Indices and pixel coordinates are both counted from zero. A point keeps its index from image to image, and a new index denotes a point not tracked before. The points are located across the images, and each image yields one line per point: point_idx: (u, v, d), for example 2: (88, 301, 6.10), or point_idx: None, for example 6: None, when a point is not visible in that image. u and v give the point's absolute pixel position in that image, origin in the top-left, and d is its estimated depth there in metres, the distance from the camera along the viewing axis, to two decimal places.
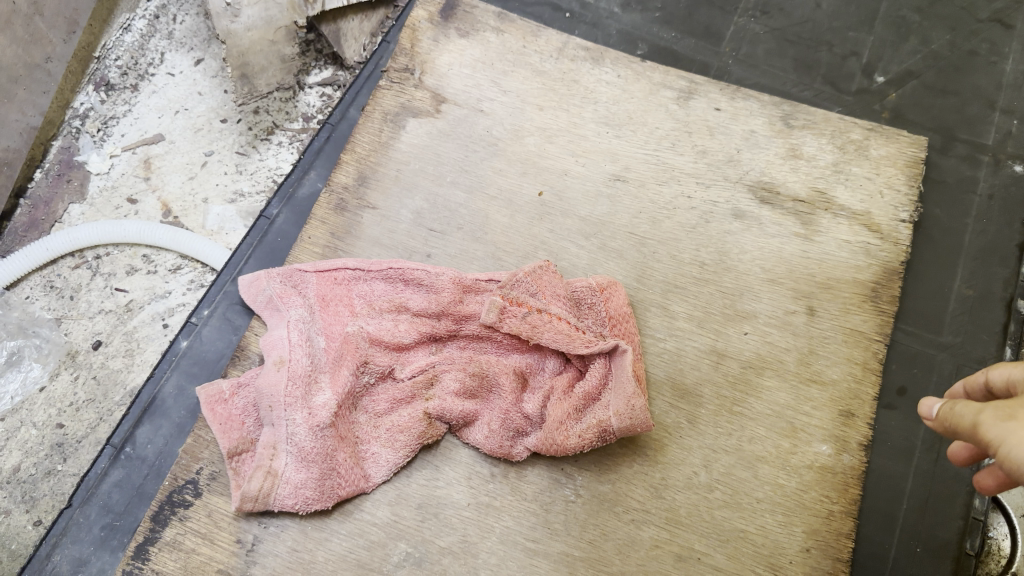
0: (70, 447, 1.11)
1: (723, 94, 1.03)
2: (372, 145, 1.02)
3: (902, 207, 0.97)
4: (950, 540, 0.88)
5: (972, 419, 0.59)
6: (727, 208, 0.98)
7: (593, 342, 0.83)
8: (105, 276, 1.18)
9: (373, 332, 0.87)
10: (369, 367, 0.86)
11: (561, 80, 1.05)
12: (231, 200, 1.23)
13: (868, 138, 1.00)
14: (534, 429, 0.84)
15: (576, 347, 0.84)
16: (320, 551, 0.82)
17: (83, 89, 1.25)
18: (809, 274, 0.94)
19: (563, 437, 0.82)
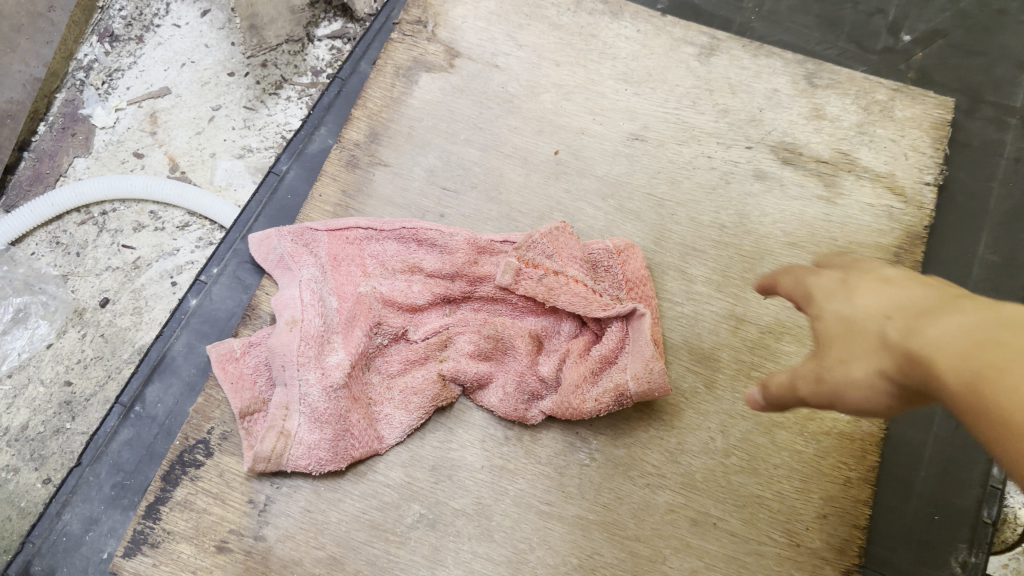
0: (78, 405, 1.10)
1: (745, 51, 1.01)
2: (384, 101, 0.99)
3: (926, 169, 0.95)
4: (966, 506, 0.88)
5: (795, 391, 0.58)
6: (748, 168, 0.96)
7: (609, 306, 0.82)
8: (112, 232, 1.16)
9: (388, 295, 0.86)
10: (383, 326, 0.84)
11: (579, 34, 1.02)
12: (239, 155, 1.20)
13: (893, 98, 0.98)
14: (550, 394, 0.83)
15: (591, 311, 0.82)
16: (333, 512, 0.81)
17: (88, 40, 1.23)
18: (831, 238, 0.93)
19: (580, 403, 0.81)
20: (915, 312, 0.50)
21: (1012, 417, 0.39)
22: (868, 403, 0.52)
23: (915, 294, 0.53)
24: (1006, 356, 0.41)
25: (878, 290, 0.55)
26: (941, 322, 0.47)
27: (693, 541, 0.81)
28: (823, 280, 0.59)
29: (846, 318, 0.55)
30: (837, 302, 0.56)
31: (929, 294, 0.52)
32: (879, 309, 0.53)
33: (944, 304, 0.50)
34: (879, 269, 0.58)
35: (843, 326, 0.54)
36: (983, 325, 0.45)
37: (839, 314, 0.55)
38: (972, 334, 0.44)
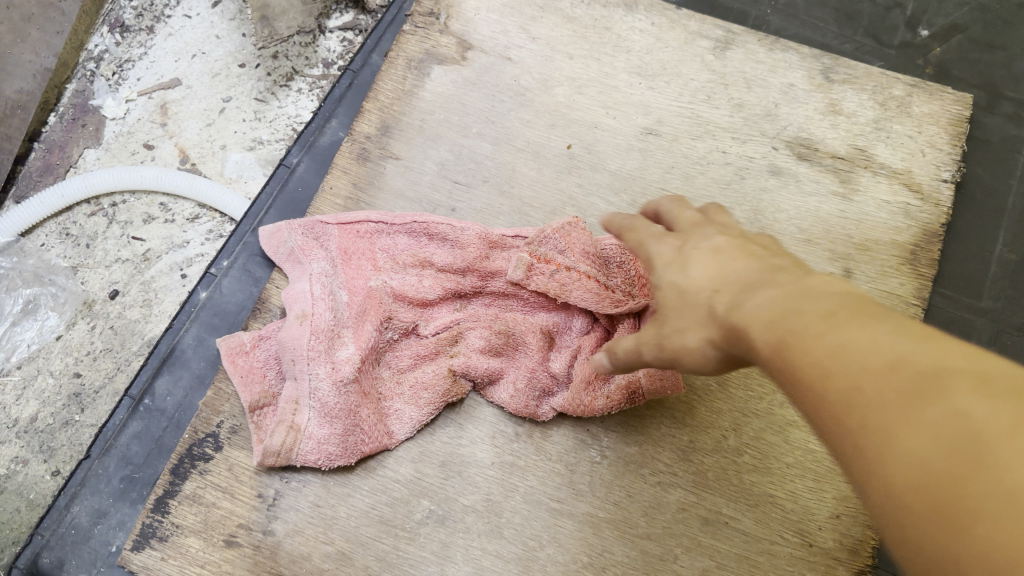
0: (87, 397, 1.09)
1: (761, 44, 1.00)
2: (395, 94, 0.98)
3: (944, 166, 0.94)
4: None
5: (637, 354, 0.63)
6: (764, 164, 0.94)
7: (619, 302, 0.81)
8: (121, 224, 1.16)
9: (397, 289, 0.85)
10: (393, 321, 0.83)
11: (593, 27, 1.01)
12: (250, 147, 1.19)
13: (911, 94, 0.97)
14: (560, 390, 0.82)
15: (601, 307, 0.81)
16: (342, 507, 0.81)
17: (98, 31, 1.22)
18: (846, 235, 0.92)
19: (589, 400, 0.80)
20: (738, 286, 0.55)
21: (806, 374, 0.43)
22: (699, 367, 0.57)
23: (738, 264, 0.57)
24: (801, 323, 0.46)
25: (709, 262, 0.59)
26: (756, 297, 0.51)
27: (704, 540, 0.80)
28: (662, 250, 0.64)
29: (681, 290, 0.59)
30: (672, 274, 0.61)
31: (749, 265, 0.56)
32: (708, 280, 0.57)
33: (762, 275, 0.54)
34: (710, 240, 0.62)
35: (677, 296, 0.59)
36: (787, 295, 0.49)
37: (676, 286, 0.60)
38: (780, 303, 0.49)
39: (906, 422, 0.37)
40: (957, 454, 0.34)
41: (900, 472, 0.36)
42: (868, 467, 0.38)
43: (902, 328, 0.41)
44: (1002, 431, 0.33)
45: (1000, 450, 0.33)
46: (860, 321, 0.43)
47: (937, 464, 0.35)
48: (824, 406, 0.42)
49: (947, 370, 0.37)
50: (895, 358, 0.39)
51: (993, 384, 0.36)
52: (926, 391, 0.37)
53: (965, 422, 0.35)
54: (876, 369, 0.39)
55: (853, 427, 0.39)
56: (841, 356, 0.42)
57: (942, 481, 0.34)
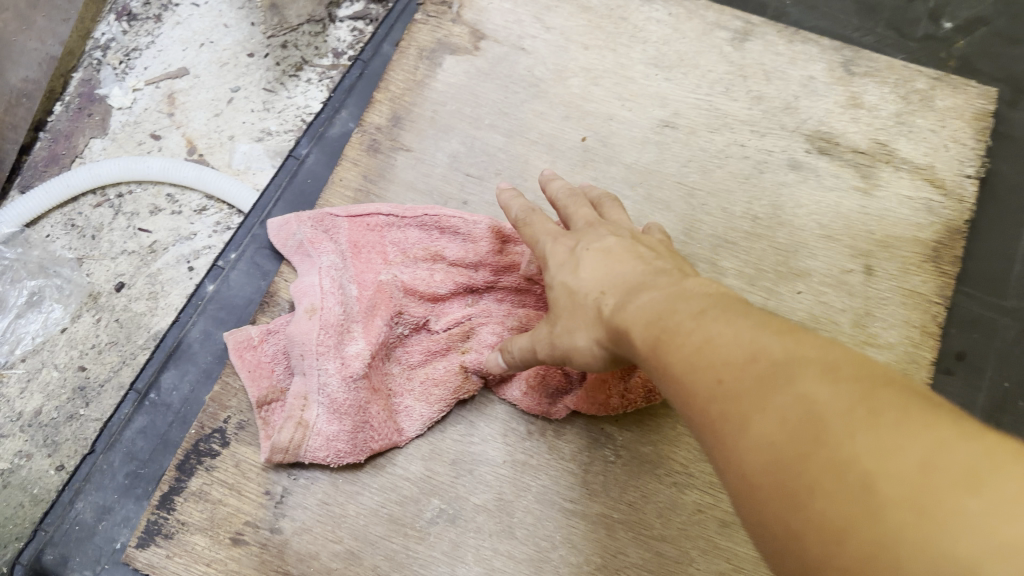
0: (92, 391, 1.08)
1: (780, 36, 0.98)
2: (406, 84, 0.96)
3: (967, 161, 0.92)
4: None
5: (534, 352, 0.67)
6: (783, 157, 0.92)
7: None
8: (128, 215, 1.15)
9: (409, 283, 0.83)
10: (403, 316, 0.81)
11: (608, 17, 0.99)
12: (258, 138, 1.17)
13: (933, 88, 0.95)
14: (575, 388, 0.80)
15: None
16: (351, 505, 0.79)
17: (105, 19, 1.21)
18: (867, 231, 0.89)
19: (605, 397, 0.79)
20: (624, 288, 0.57)
21: (674, 369, 0.45)
22: (589, 364, 0.61)
23: (625, 266, 0.60)
24: (675, 322, 0.48)
25: (599, 263, 0.62)
26: (641, 299, 0.53)
27: (721, 543, 0.78)
28: (557, 251, 0.66)
29: (572, 290, 0.62)
30: (564, 275, 0.64)
31: (635, 268, 0.59)
32: (596, 282, 0.60)
33: (646, 277, 0.57)
34: (603, 241, 0.64)
35: (568, 297, 0.62)
36: (665, 298, 0.52)
37: (567, 287, 0.63)
38: (660, 305, 0.51)
39: (759, 409, 0.38)
40: (801, 437, 0.36)
41: (751, 456, 0.38)
42: (726, 454, 0.40)
43: (761, 321, 0.43)
44: (841, 413, 0.35)
45: (839, 431, 0.35)
46: (725, 317, 0.45)
47: (786, 449, 0.36)
48: (689, 398, 0.43)
49: (797, 361, 0.39)
50: (754, 351, 0.41)
51: (837, 369, 0.38)
52: (778, 379, 0.39)
53: (809, 407, 0.36)
54: (736, 362, 0.41)
55: (714, 415, 0.41)
56: (707, 351, 0.43)
57: (787, 462, 0.36)
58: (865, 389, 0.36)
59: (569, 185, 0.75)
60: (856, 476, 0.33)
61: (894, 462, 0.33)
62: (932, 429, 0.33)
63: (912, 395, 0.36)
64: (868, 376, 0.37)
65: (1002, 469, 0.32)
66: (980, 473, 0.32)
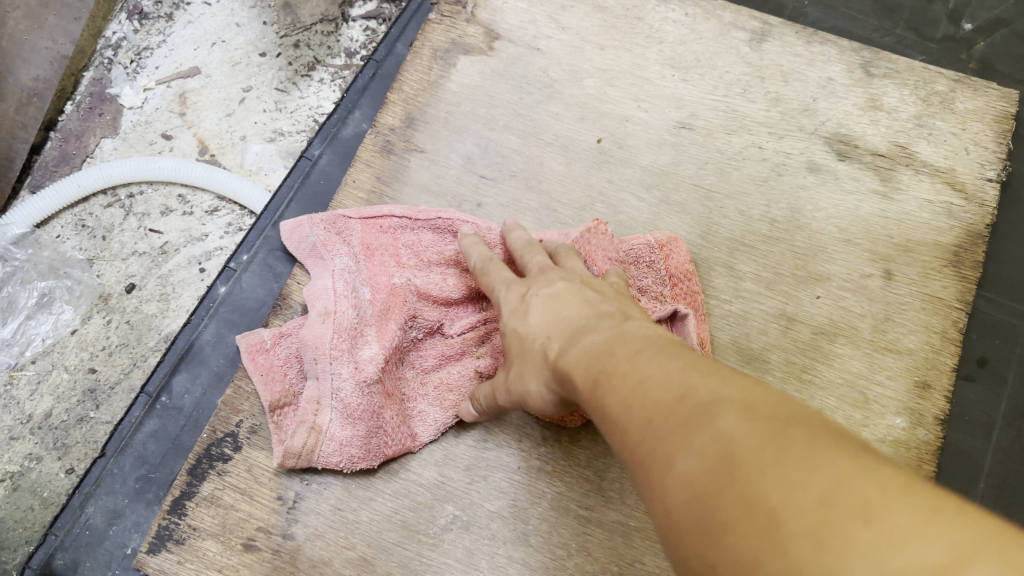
0: (103, 393, 1.07)
1: (798, 37, 0.96)
2: (420, 85, 0.95)
3: (988, 164, 0.91)
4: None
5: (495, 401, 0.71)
6: (802, 160, 0.91)
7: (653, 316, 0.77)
8: (139, 216, 1.14)
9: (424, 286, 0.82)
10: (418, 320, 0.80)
11: (624, 17, 0.97)
12: (270, 138, 1.17)
13: (954, 89, 0.94)
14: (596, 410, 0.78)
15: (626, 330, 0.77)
16: (364, 511, 0.78)
17: (116, 18, 1.20)
18: (888, 235, 0.88)
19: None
20: (564, 333, 0.61)
21: (610, 409, 0.48)
22: (539, 408, 0.65)
23: (569, 308, 0.63)
24: (614, 364, 0.51)
25: (545, 309, 0.65)
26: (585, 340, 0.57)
27: None
28: (510, 299, 0.69)
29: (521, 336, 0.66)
30: (515, 321, 0.67)
31: (579, 311, 0.62)
32: (541, 328, 0.64)
33: (591, 319, 0.60)
34: (551, 286, 0.68)
35: (519, 345, 0.66)
36: (605, 339, 0.56)
37: (516, 333, 0.66)
38: (602, 349, 0.54)
39: (684, 447, 0.40)
40: (719, 473, 0.38)
41: (674, 493, 0.40)
42: (652, 490, 0.42)
43: (689, 363, 0.46)
44: (755, 451, 0.37)
45: (754, 467, 0.37)
46: (661, 361, 0.48)
47: (704, 484, 0.38)
48: (622, 436, 0.46)
49: (717, 401, 0.41)
50: (680, 391, 0.44)
51: (756, 410, 0.40)
52: (700, 420, 0.41)
53: (727, 445, 0.38)
54: (667, 403, 0.44)
55: (646, 456, 0.43)
56: (641, 393, 0.46)
57: (705, 498, 0.38)
58: (780, 428, 0.38)
59: (528, 235, 0.78)
60: (766, 509, 0.35)
61: (800, 496, 0.34)
62: (837, 466, 0.35)
63: (824, 435, 0.38)
64: (785, 416, 0.39)
65: (896, 504, 0.33)
66: (876, 507, 0.33)
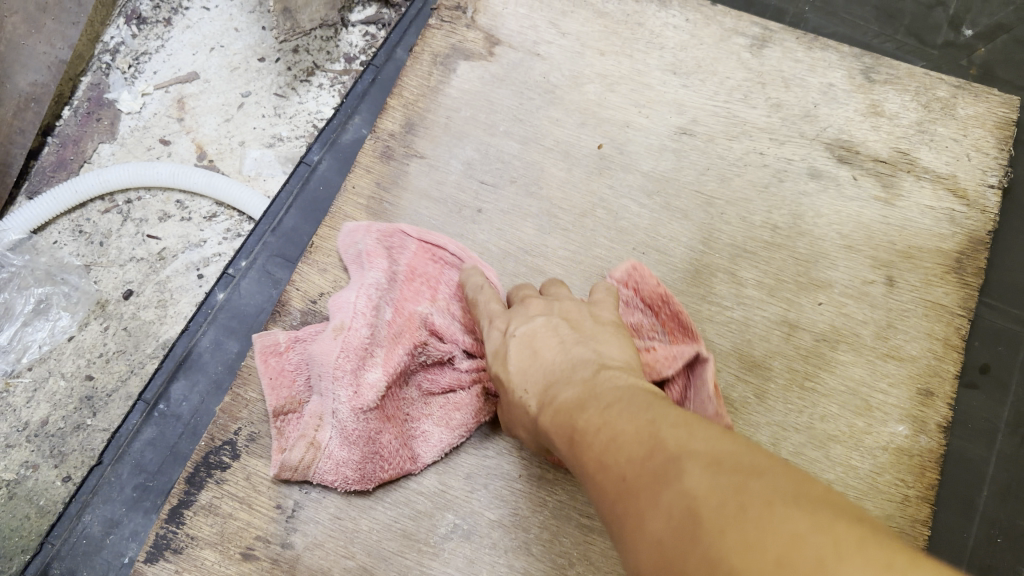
0: (100, 401, 1.06)
1: (799, 43, 0.96)
2: (420, 90, 0.95)
3: (990, 171, 0.90)
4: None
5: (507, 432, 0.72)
6: (803, 166, 0.91)
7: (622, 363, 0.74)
8: (137, 221, 1.13)
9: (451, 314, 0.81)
10: (429, 347, 0.79)
11: (624, 22, 0.97)
12: (269, 144, 1.16)
13: (956, 95, 0.93)
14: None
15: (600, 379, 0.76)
16: (364, 520, 0.77)
17: (114, 22, 1.18)
18: (890, 242, 0.88)
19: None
20: (542, 382, 0.62)
21: (590, 467, 0.48)
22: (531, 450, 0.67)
23: (548, 350, 0.64)
24: (592, 419, 0.52)
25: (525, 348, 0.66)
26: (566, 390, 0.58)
27: None
28: (492, 337, 0.70)
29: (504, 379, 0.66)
30: (498, 364, 0.68)
31: (555, 354, 0.63)
32: (519, 375, 0.64)
33: (567, 368, 0.61)
34: (532, 321, 0.68)
35: (503, 387, 0.67)
36: (584, 391, 0.56)
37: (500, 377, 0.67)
38: (580, 405, 0.55)
39: (652, 507, 0.40)
40: (680, 534, 0.37)
41: (643, 552, 0.39)
42: (625, 552, 0.41)
43: (665, 419, 0.47)
44: (713, 509, 0.37)
45: (710, 526, 0.36)
46: (634, 417, 0.48)
47: (667, 544, 0.38)
48: (601, 497, 0.46)
49: (685, 458, 0.41)
50: (652, 449, 0.44)
51: (719, 468, 0.39)
52: (666, 480, 0.41)
53: (689, 505, 0.38)
54: (638, 463, 0.44)
55: (620, 518, 0.43)
56: (615, 452, 0.46)
57: (667, 560, 0.37)
58: (738, 486, 0.38)
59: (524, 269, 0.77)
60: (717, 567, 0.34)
61: (752, 555, 0.33)
62: (790, 522, 0.34)
63: (784, 492, 0.37)
64: (747, 472, 0.39)
65: (847, 557, 0.31)
66: (826, 562, 0.31)
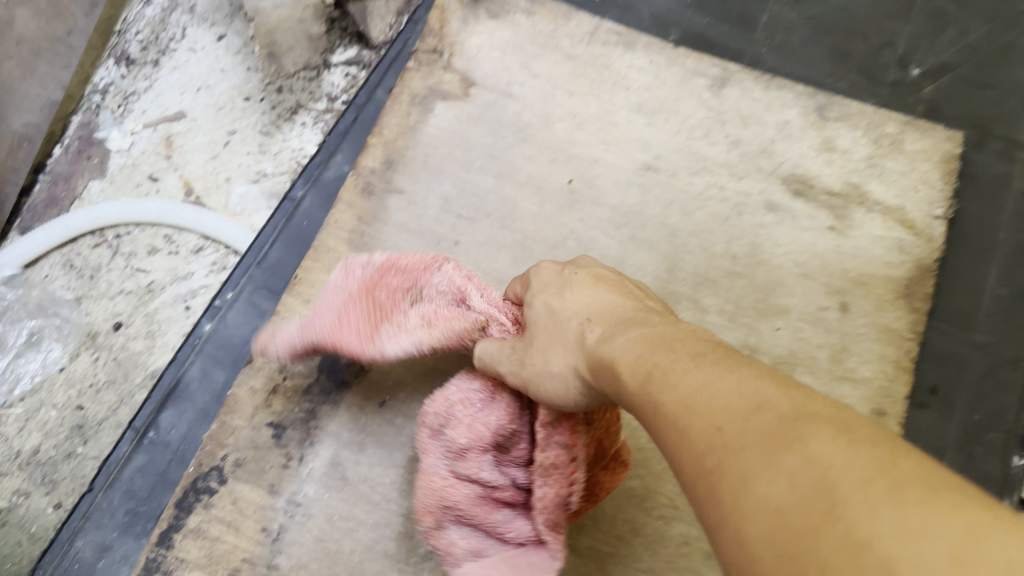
0: (90, 429, 1.09)
1: (757, 83, 1.02)
2: (399, 129, 0.99)
3: (935, 203, 0.97)
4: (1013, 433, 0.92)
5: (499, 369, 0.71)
6: (761, 199, 0.96)
7: (548, 443, 0.71)
8: (126, 255, 1.17)
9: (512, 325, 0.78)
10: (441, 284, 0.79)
11: (592, 64, 1.02)
12: (254, 180, 1.20)
13: (903, 132, 1.00)
14: (436, 441, 0.77)
15: (510, 427, 0.76)
16: (347, 541, 0.81)
17: (104, 64, 1.23)
18: (842, 270, 0.93)
19: (430, 479, 0.76)
20: (606, 320, 0.65)
21: (674, 415, 0.48)
22: (556, 387, 0.66)
23: (607, 300, 0.68)
24: (676, 366, 0.52)
25: (585, 292, 0.69)
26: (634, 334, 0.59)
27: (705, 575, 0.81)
28: (545, 271, 0.74)
29: (555, 312, 0.69)
30: (550, 298, 0.71)
31: (621, 304, 0.67)
32: (578, 311, 0.68)
33: (635, 317, 0.64)
34: (590, 271, 0.73)
35: (549, 319, 0.69)
36: (659, 340, 0.56)
37: (550, 310, 0.70)
38: (657, 353, 0.55)
39: (770, 470, 0.40)
40: (812, 502, 0.37)
41: (760, 514, 0.39)
42: (728, 510, 0.41)
43: (766, 379, 0.47)
44: (857, 484, 0.36)
45: (857, 501, 0.36)
46: (733, 373, 0.48)
47: (794, 509, 0.38)
48: (691, 447, 0.46)
49: (808, 424, 0.41)
50: (759, 406, 0.44)
51: (853, 440, 0.39)
52: (791, 444, 0.40)
53: (824, 472, 0.38)
54: (750, 422, 0.43)
55: (723, 471, 0.42)
56: (715, 402, 0.46)
57: (793, 527, 0.37)
58: (886, 463, 0.37)
59: None
60: (870, 538, 0.34)
61: (917, 542, 0.33)
62: (966, 515, 0.33)
63: (942, 484, 0.36)
64: (886, 448, 0.39)
65: None
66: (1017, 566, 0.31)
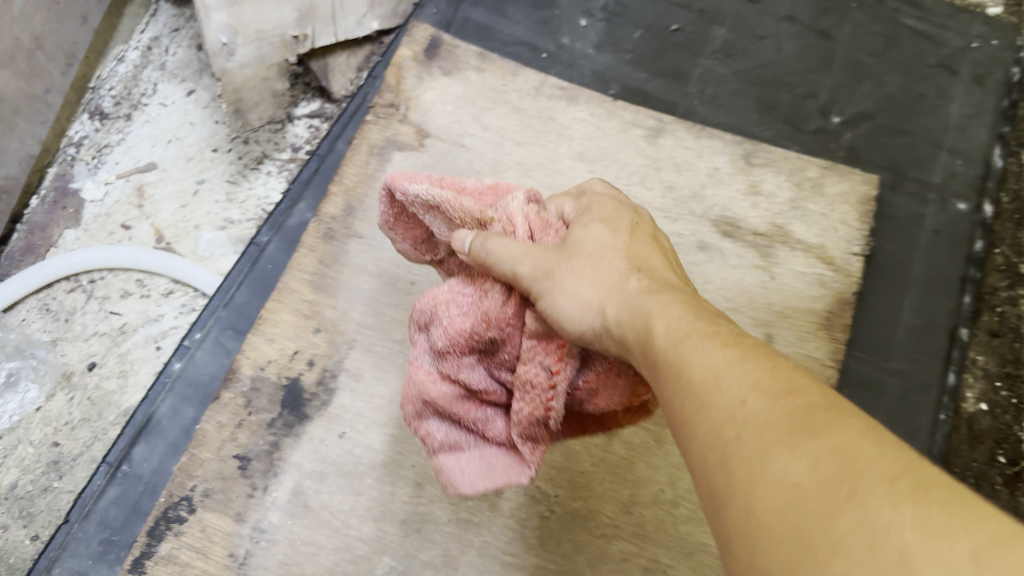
0: (66, 465, 1.14)
1: (689, 132, 1.11)
2: (359, 177, 1.07)
3: (854, 241, 1.06)
4: (926, 454, 1.01)
5: (512, 269, 0.62)
6: (693, 240, 1.05)
7: (532, 356, 0.63)
8: (100, 299, 1.23)
9: (534, 232, 0.68)
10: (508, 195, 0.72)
11: (538, 117, 1.11)
12: (222, 227, 1.27)
13: (823, 176, 1.09)
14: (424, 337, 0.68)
15: (489, 332, 0.65)
16: (308, 565, 0.86)
17: (78, 118, 1.31)
18: (768, 303, 1.02)
19: (414, 370, 0.67)
20: (650, 278, 0.61)
21: (689, 381, 0.48)
22: (571, 310, 0.60)
23: (655, 262, 0.64)
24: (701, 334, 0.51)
25: (635, 246, 0.65)
26: (665, 297, 0.57)
27: None
28: (604, 210, 0.69)
29: (599, 248, 0.64)
30: (604, 232, 0.66)
31: (664, 272, 0.63)
32: (627, 258, 0.64)
33: (674, 286, 0.60)
34: (645, 230, 0.69)
35: (592, 249, 0.64)
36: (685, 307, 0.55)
37: (598, 242, 0.65)
38: (680, 318, 0.54)
39: (792, 448, 0.41)
40: (833, 485, 0.38)
41: (777, 490, 0.40)
42: (745, 482, 0.42)
43: (791, 367, 0.47)
44: (881, 476, 0.37)
45: (879, 490, 0.37)
46: (766, 357, 0.48)
47: (813, 492, 0.38)
48: (707, 413, 0.46)
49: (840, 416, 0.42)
50: (789, 390, 0.44)
51: (879, 438, 0.40)
52: (815, 428, 0.41)
53: (850, 459, 0.39)
54: (776, 399, 0.44)
55: (740, 442, 0.43)
56: (737, 375, 0.46)
57: (808, 507, 0.38)
58: (911, 464, 0.38)
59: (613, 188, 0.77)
60: (884, 529, 0.35)
61: (932, 539, 0.34)
62: (988, 522, 0.34)
63: (958, 488, 0.37)
64: (915, 456, 0.39)
65: None
66: None
